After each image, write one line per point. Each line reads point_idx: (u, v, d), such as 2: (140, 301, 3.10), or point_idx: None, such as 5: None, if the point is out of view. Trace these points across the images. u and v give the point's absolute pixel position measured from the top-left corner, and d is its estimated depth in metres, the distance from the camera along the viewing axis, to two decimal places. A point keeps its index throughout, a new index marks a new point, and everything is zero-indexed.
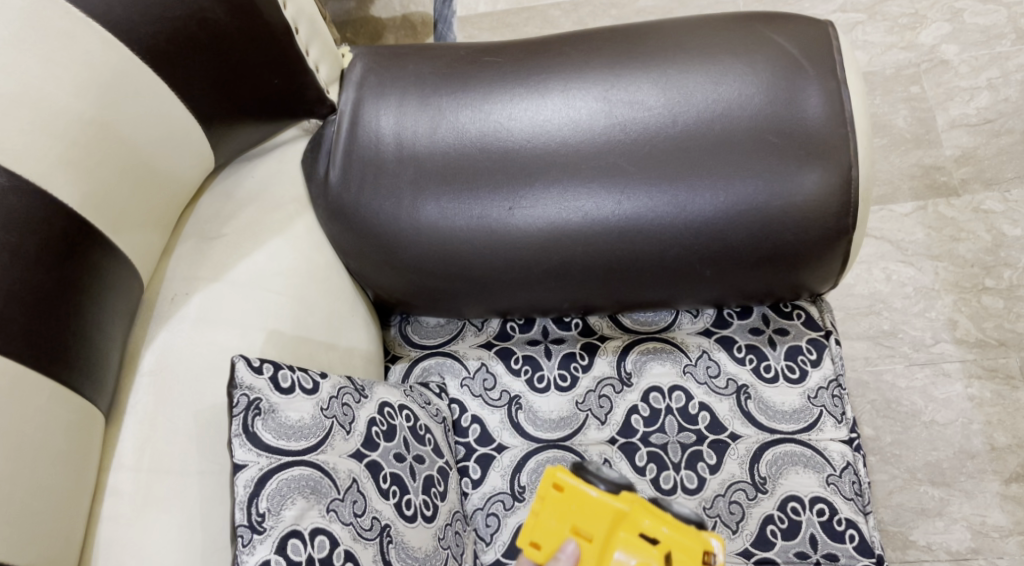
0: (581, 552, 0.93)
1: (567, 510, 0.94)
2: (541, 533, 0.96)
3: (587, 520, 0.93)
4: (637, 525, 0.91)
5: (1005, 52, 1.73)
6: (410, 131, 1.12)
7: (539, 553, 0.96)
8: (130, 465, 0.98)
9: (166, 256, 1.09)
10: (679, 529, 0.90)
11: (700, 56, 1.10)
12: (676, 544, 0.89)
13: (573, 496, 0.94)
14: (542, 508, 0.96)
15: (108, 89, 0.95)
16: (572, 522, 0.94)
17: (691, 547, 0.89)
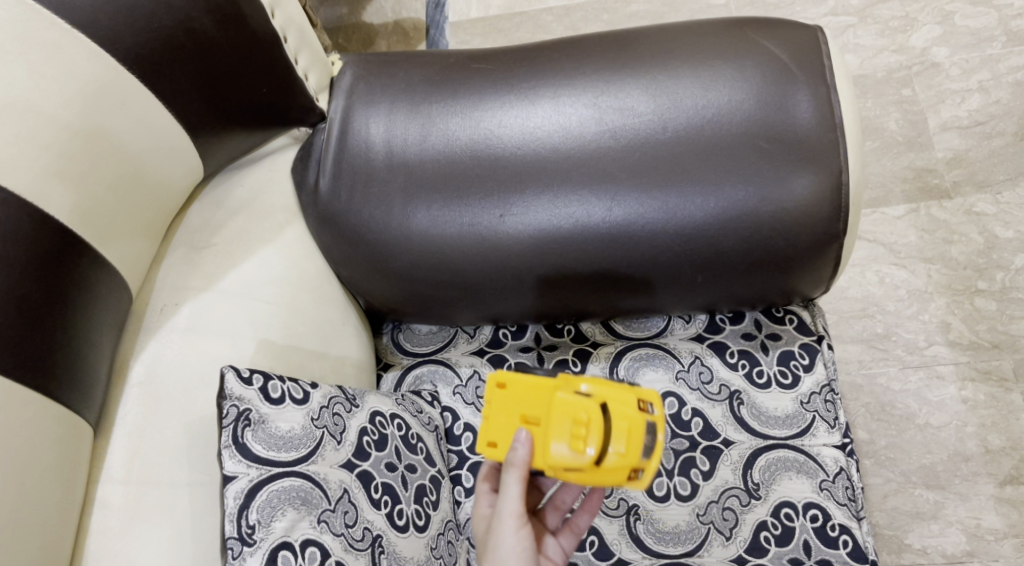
0: (532, 434, 0.96)
1: (512, 403, 0.99)
2: (496, 432, 1.00)
3: (532, 403, 0.97)
4: (574, 388, 0.94)
5: (995, 54, 1.73)
6: (400, 139, 1.12)
7: (498, 451, 0.99)
8: (119, 477, 0.98)
9: (155, 266, 1.09)
10: (612, 385, 0.94)
11: (690, 62, 1.10)
12: (610, 395, 0.93)
13: (516, 389, 0.99)
14: (492, 411, 1.00)
15: (94, 100, 0.94)
16: (520, 413, 0.98)
17: (625, 395, 0.93)
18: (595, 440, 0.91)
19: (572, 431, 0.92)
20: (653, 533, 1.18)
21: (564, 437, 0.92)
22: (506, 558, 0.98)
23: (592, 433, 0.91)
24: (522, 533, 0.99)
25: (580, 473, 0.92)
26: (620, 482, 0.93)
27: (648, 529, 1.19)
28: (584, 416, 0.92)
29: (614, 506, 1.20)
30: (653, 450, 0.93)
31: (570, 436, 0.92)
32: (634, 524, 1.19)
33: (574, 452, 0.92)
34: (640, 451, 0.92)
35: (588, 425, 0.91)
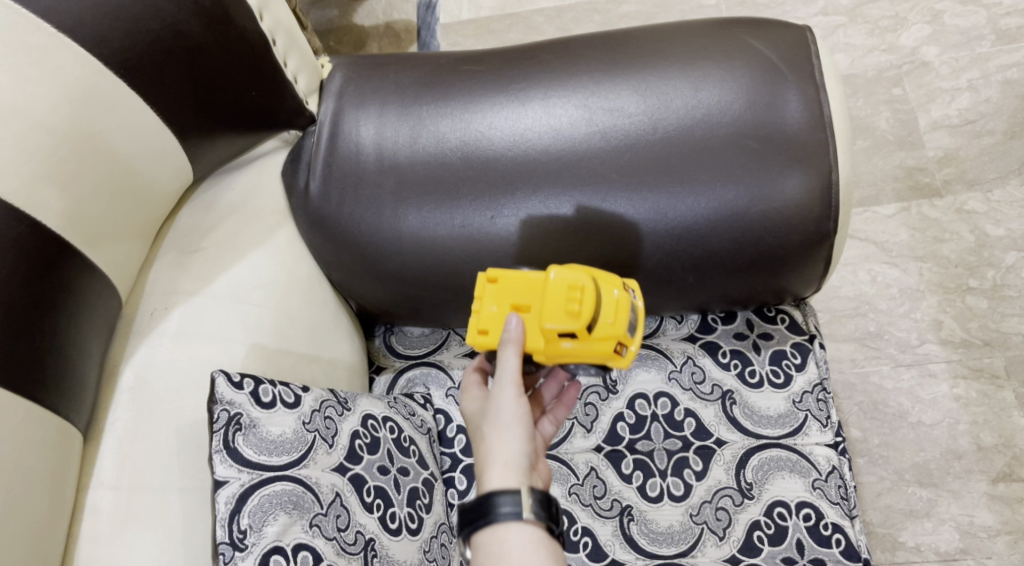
0: (526, 318, 1.00)
1: (504, 292, 1.01)
2: (487, 320, 1.01)
3: (524, 289, 1.01)
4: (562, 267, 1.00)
5: (984, 53, 1.74)
6: (390, 141, 1.11)
7: (489, 338, 1.01)
8: (109, 483, 0.97)
9: (145, 271, 1.08)
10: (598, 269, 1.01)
11: (679, 62, 1.10)
12: (599, 275, 1.00)
13: (508, 280, 1.02)
14: (481, 301, 1.02)
15: (81, 105, 0.94)
16: (511, 300, 1.01)
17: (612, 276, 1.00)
18: (591, 306, 0.97)
19: (570, 299, 0.98)
20: (646, 534, 1.18)
21: (561, 310, 0.98)
22: (508, 424, 0.97)
23: (591, 300, 0.97)
24: (521, 400, 0.98)
25: (573, 342, 0.99)
26: (608, 355, 0.99)
27: (641, 530, 1.18)
28: (579, 285, 0.98)
29: (607, 507, 1.20)
30: (635, 329, 1.01)
31: (566, 309, 0.98)
32: (628, 525, 1.19)
33: (573, 316, 0.97)
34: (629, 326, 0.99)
35: (588, 292, 0.97)
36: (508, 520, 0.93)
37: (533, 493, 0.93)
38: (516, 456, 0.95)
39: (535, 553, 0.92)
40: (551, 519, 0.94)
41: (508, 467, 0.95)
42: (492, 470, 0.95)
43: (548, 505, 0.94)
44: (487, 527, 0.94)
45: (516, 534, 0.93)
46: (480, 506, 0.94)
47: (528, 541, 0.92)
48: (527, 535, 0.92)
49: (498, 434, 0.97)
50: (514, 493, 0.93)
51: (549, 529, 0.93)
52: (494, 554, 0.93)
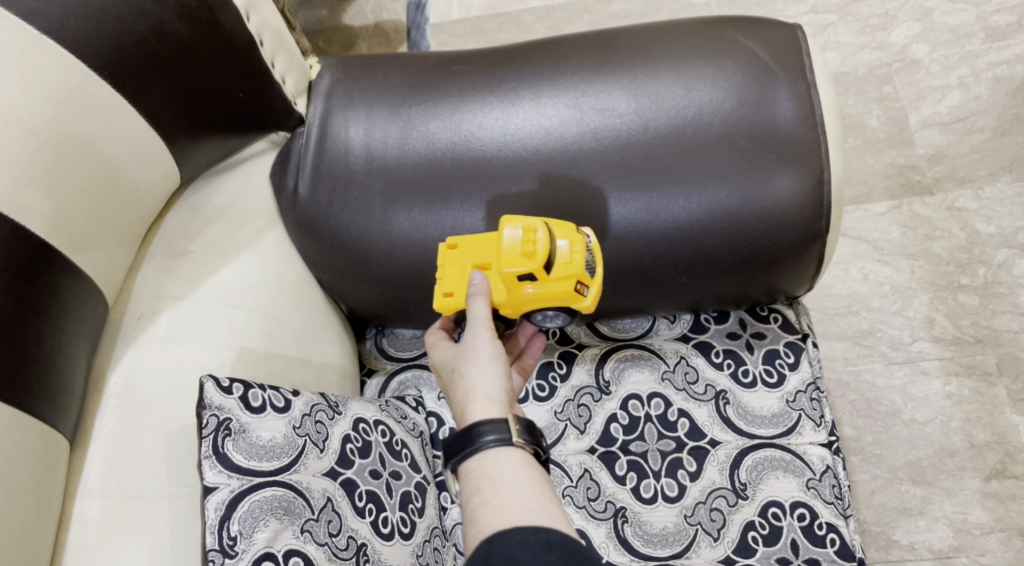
0: (488, 274, 1.01)
1: (464, 255, 1.04)
2: (451, 283, 1.03)
3: (482, 249, 1.03)
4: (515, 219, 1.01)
5: (974, 51, 1.74)
6: (380, 142, 1.10)
7: (455, 299, 1.02)
8: (97, 490, 0.96)
9: (132, 275, 1.07)
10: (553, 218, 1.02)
11: (670, 61, 1.09)
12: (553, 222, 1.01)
13: (467, 244, 1.04)
14: (443, 267, 1.05)
15: (65, 108, 0.93)
16: (472, 261, 1.03)
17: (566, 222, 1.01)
18: (546, 244, 0.98)
19: (524, 242, 0.98)
20: (640, 536, 1.18)
21: (517, 255, 0.98)
22: (486, 361, 0.96)
23: (545, 242, 0.98)
24: (496, 339, 0.98)
25: (534, 285, 0.99)
26: (571, 296, 1.00)
27: (636, 532, 1.18)
28: (531, 228, 0.98)
29: (601, 509, 1.19)
30: (594, 267, 1.02)
31: (522, 252, 0.98)
32: (622, 527, 1.18)
33: (529, 257, 0.98)
34: (586, 265, 1.00)
35: (540, 233, 0.98)
36: (496, 446, 0.92)
37: (519, 419, 0.93)
38: (496, 390, 0.95)
39: (524, 474, 0.91)
40: (537, 445, 0.94)
41: (489, 400, 0.94)
42: (474, 405, 0.94)
43: (533, 429, 0.94)
44: (475, 456, 0.93)
45: (505, 458, 0.92)
46: (467, 437, 0.93)
47: (517, 464, 0.92)
48: (516, 459, 0.92)
49: (476, 370, 0.96)
50: (501, 422, 0.93)
51: (535, 453, 0.94)
52: (484, 477, 0.91)
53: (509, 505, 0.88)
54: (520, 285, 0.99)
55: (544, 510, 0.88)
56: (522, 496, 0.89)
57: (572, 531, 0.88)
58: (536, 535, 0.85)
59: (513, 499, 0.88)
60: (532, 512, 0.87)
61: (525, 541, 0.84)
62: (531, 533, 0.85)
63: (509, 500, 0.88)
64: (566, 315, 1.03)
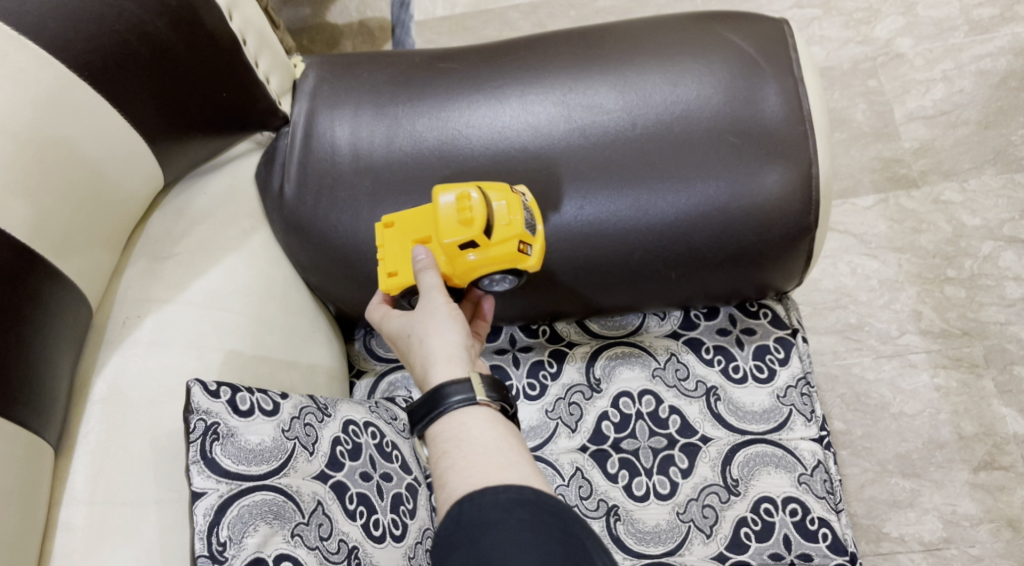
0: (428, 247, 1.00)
1: (403, 231, 1.03)
2: (394, 261, 1.03)
3: (419, 223, 1.02)
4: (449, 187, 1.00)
5: (958, 44, 1.74)
6: (366, 141, 1.09)
7: (401, 276, 1.02)
8: (82, 498, 0.95)
9: (116, 278, 1.06)
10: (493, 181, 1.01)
11: (657, 57, 1.09)
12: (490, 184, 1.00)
13: (402, 221, 1.04)
14: (385, 246, 1.04)
15: (46, 110, 0.92)
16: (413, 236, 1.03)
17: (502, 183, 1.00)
18: (483, 210, 0.96)
19: (460, 210, 0.97)
20: (633, 534, 1.17)
21: (454, 224, 0.97)
22: (444, 323, 0.96)
23: (480, 206, 0.96)
24: (453, 301, 0.98)
25: (476, 252, 0.98)
26: (515, 256, 0.98)
27: (628, 530, 1.17)
28: (465, 196, 0.97)
29: (594, 507, 1.18)
30: (536, 225, 1.00)
31: (459, 221, 0.97)
32: (615, 525, 1.18)
33: (466, 226, 0.97)
34: (526, 223, 0.98)
35: (473, 198, 0.97)
36: (463, 406, 0.92)
37: (482, 377, 0.94)
38: (457, 351, 0.95)
39: (493, 431, 0.92)
40: (503, 400, 0.95)
41: (451, 361, 0.95)
42: (436, 368, 0.94)
43: (498, 386, 0.95)
44: (442, 418, 0.93)
45: (473, 416, 0.93)
46: (433, 401, 0.93)
47: (482, 423, 0.92)
48: (484, 417, 0.93)
49: (435, 334, 0.96)
50: (465, 382, 0.93)
51: (502, 408, 0.94)
52: (453, 437, 0.92)
53: (478, 464, 0.88)
54: (462, 252, 0.98)
55: (513, 467, 0.88)
56: (489, 455, 0.89)
57: (542, 484, 0.88)
58: (506, 493, 0.84)
59: (481, 459, 0.88)
60: (500, 470, 0.87)
61: (495, 500, 0.84)
62: (501, 491, 0.84)
63: (476, 460, 0.88)
64: (516, 275, 1.02)
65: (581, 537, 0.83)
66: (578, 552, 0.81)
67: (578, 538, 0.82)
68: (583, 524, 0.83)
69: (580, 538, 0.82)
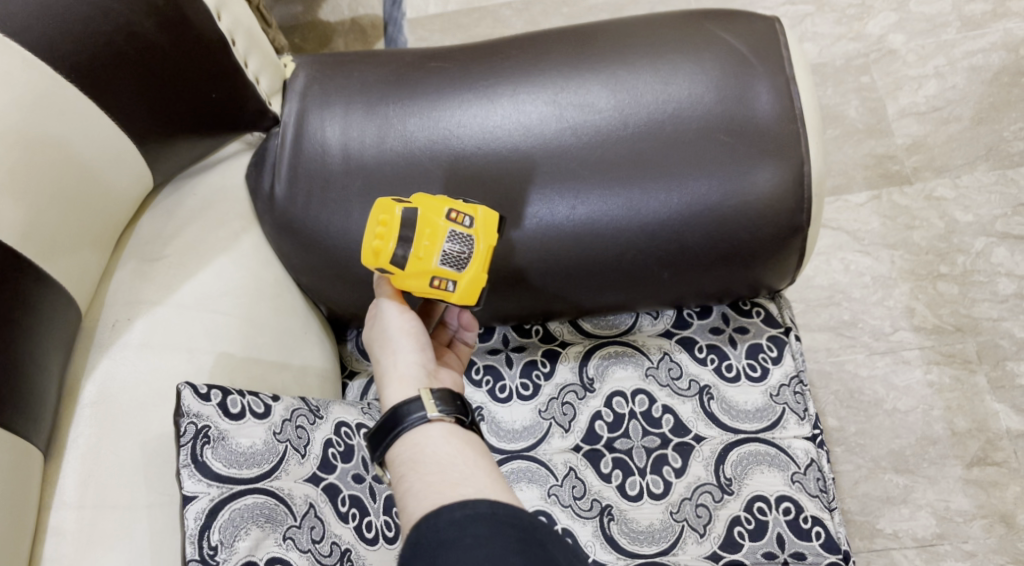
0: None
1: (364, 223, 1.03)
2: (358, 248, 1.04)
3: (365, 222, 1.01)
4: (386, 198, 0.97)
5: (951, 40, 1.74)
6: (357, 142, 1.09)
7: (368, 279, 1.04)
8: (73, 502, 0.95)
9: (105, 280, 1.05)
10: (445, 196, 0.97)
11: (649, 56, 1.09)
12: (432, 205, 0.96)
13: None
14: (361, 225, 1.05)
15: (32, 112, 0.91)
16: None
17: (443, 206, 0.95)
18: (391, 247, 0.94)
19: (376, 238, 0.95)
20: (627, 534, 1.17)
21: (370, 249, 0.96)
22: (400, 343, 0.98)
23: (390, 244, 0.94)
24: (408, 316, 0.99)
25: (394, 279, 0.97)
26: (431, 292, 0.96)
27: (622, 530, 1.17)
28: (384, 223, 0.95)
29: (587, 507, 1.18)
30: (463, 262, 0.96)
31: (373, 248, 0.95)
32: (608, 525, 1.17)
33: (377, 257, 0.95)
34: (442, 258, 0.95)
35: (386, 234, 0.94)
36: (417, 424, 0.94)
37: (434, 392, 0.94)
38: (410, 368, 0.97)
39: (448, 446, 0.93)
40: (458, 412, 0.95)
41: (404, 381, 0.96)
42: (390, 388, 0.96)
43: (453, 398, 0.95)
44: (398, 440, 0.94)
45: (426, 434, 0.94)
46: (388, 422, 0.94)
47: (436, 440, 0.93)
48: (439, 433, 0.94)
49: (391, 353, 0.98)
50: (415, 400, 0.94)
51: (459, 420, 0.95)
52: (408, 458, 0.93)
53: (430, 482, 0.89)
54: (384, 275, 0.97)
55: (467, 481, 0.88)
56: (443, 474, 0.89)
57: (498, 492, 0.88)
58: (463, 509, 0.84)
59: (435, 479, 0.89)
60: (454, 486, 0.88)
61: (452, 518, 0.84)
62: (456, 508, 0.85)
63: (431, 480, 0.89)
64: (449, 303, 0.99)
65: (543, 540, 0.83)
66: (539, 556, 0.81)
67: (538, 541, 0.83)
68: (542, 527, 0.84)
69: (542, 541, 0.83)
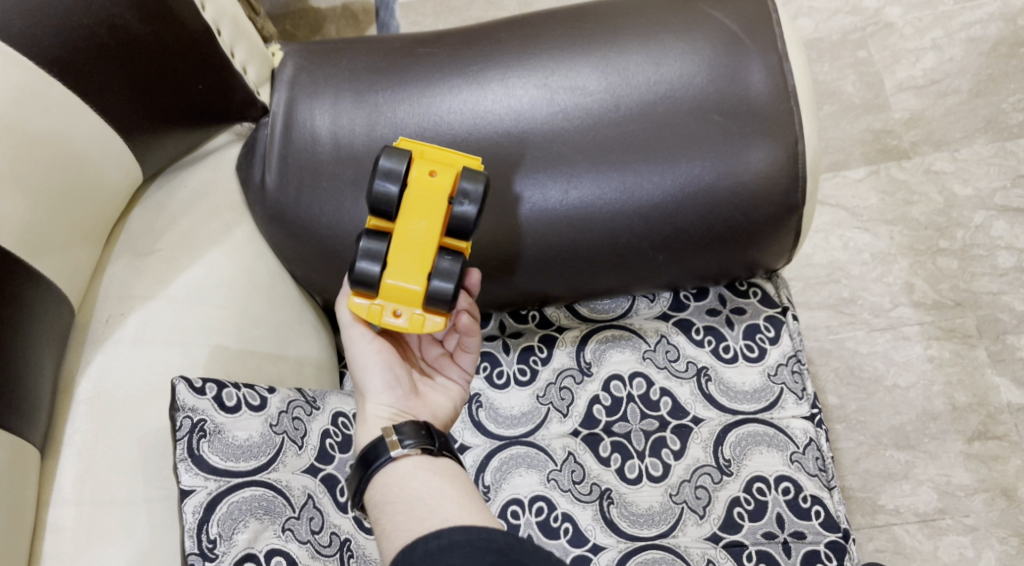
0: None
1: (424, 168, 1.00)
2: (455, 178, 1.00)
3: None
4: None
5: (948, 11, 1.72)
6: (346, 130, 1.08)
7: None
8: (70, 498, 0.95)
9: (98, 275, 1.05)
10: None
11: (640, 36, 1.08)
12: None
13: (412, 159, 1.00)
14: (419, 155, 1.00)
15: (18, 108, 0.91)
16: None
17: None
18: None
19: None
20: (627, 517, 1.16)
21: None
22: (366, 380, 1.00)
23: None
24: (375, 349, 1.00)
25: None
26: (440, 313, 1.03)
27: (622, 513, 1.17)
28: None
29: (586, 491, 1.17)
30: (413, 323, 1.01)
31: None
32: (608, 508, 1.17)
33: None
34: None
35: None
36: (384, 465, 0.95)
37: (398, 429, 0.96)
38: (376, 410, 0.99)
39: (415, 481, 0.93)
40: (424, 443, 0.95)
41: (368, 420, 0.99)
42: (361, 429, 0.99)
43: (418, 430, 0.96)
44: (371, 484, 0.95)
45: (393, 474, 0.94)
46: (359, 468, 0.96)
47: (405, 476, 0.94)
48: (407, 469, 0.94)
49: (360, 391, 1.00)
50: (379, 441, 0.95)
51: (426, 451, 0.95)
52: (379, 500, 0.94)
53: (403, 523, 0.90)
54: None
55: (436, 512, 0.90)
56: (415, 509, 0.91)
57: (467, 519, 0.89)
58: (436, 540, 0.85)
59: (405, 516, 0.91)
60: (423, 520, 0.89)
61: (426, 549, 0.85)
62: (429, 540, 0.86)
63: (403, 518, 0.91)
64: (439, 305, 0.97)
65: (518, 558, 0.83)
66: None
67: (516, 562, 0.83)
68: (519, 545, 0.84)
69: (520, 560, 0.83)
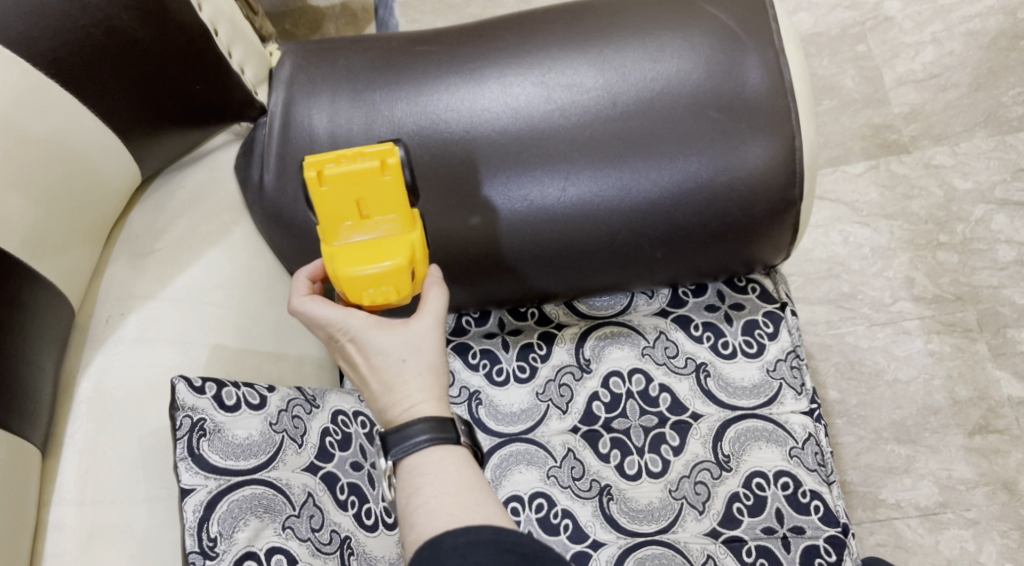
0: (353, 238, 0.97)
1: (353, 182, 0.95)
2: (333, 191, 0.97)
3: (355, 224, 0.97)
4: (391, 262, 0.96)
5: (947, 5, 1.73)
6: (344, 128, 1.08)
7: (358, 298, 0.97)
8: (72, 498, 0.95)
9: (98, 276, 1.06)
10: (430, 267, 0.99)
11: (636, 33, 1.08)
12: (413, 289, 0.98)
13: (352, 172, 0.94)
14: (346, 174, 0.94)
15: (15, 110, 0.92)
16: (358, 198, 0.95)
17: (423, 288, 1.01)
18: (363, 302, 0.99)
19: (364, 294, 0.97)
20: (626, 513, 1.17)
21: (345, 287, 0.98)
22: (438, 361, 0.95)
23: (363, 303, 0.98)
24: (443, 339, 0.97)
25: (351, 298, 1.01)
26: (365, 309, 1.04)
27: (621, 509, 1.17)
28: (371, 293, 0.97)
29: (586, 488, 1.18)
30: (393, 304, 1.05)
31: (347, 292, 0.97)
32: (607, 504, 1.17)
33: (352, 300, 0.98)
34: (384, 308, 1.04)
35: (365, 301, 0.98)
36: (444, 444, 0.92)
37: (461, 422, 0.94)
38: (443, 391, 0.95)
39: (464, 471, 0.91)
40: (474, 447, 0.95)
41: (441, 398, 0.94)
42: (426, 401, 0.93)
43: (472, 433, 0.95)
44: (421, 453, 0.92)
45: (447, 454, 0.92)
46: (417, 432, 0.91)
47: (456, 462, 0.92)
48: (461, 458, 0.92)
49: (428, 368, 0.95)
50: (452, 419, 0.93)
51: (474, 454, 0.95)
52: (426, 473, 0.91)
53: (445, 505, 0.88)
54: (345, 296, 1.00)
55: (479, 505, 0.88)
56: (454, 497, 0.89)
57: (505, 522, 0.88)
58: (468, 535, 0.84)
59: (449, 498, 0.88)
60: (466, 509, 0.87)
61: (455, 544, 0.84)
62: (460, 534, 0.85)
63: (447, 500, 0.88)
64: None
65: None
66: None
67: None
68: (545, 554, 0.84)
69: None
